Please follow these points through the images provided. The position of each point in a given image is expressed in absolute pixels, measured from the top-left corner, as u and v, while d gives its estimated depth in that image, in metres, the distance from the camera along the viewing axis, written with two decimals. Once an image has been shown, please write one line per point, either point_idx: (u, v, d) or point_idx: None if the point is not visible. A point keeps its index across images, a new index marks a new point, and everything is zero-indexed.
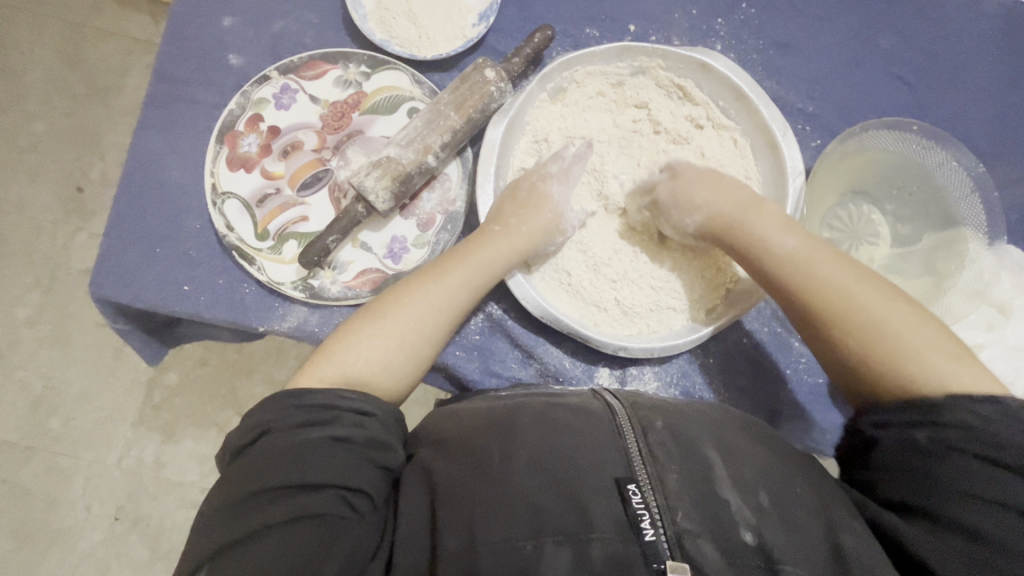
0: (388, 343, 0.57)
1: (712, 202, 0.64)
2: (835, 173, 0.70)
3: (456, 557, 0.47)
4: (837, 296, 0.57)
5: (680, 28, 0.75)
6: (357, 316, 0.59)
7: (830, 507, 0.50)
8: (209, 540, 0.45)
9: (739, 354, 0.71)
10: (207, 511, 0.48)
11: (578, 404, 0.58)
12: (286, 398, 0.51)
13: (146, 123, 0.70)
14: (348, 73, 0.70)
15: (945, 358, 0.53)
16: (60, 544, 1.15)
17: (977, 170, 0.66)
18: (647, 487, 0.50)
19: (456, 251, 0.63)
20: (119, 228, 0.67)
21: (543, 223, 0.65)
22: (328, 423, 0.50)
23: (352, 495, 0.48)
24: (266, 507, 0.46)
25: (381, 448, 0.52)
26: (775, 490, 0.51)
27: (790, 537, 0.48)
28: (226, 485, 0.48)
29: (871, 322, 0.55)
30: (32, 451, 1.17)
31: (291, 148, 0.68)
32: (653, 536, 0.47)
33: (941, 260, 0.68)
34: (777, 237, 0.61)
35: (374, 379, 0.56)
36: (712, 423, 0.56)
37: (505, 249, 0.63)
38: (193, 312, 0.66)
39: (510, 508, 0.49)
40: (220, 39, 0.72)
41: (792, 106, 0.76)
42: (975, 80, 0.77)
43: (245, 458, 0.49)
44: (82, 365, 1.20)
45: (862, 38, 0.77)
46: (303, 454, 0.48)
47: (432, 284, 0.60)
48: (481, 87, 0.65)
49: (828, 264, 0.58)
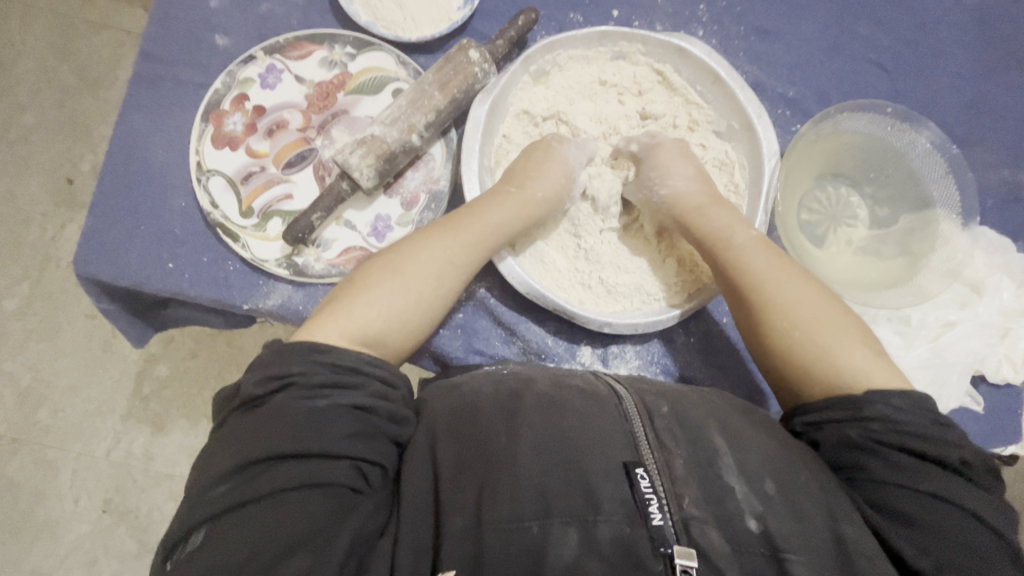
0: (406, 302, 0.58)
1: (683, 183, 0.67)
2: (811, 155, 0.71)
3: (462, 535, 0.48)
4: (790, 304, 0.59)
5: (663, 15, 0.76)
6: (374, 268, 0.59)
7: (831, 499, 0.49)
8: (224, 495, 0.46)
9: (718, 333, 0.72)
10: (215, 468, 0.47)
11: (585, 387, 0.58)
12: (311, 351, 0.52)
13: (131, 103, 0.70)
14: (333, 54, 0.70)
15: (862, 349, 0.56)
16: (48, 536, 1.15)
17: (951, 153, 0.68)
18: (655, 472, 0.50)
19: (471, 207, 0.64)
20: (104, 207, 0.67)
21: (554, 189, 0.66)
22: (351, 389, 0.51)
23: (365, 466, 0.49)
24: (279, 470, 0.46)
25: (394, 421, 0.53)
26: (781, 479, 0.50)
27: (795, 525, 0.48)
28: (233, 442, 0.48)
29: (814, 318, 0.58)
30: (21, 443, 1.17)
31: (276, 127, 0.69)
32: (661, 521, 0.47)
33: (914, 241, 0.69)
34: (736, 231, 0.64)
35: (394, 336, 0.57)
36: (716, 409, 0.57)
37: (522, 206, 0.64)
38: (177, 288, 0.67)
39: (518, 488, 0.49)
40: (206, 21, 0.72)
41: (772, 91, 0.77)
42: (950, 67, 0.79)
43: (261, 413, 0.49)
44: (71, 356, 1.20)
45: (840, 25, 0.78)
46: (321, 418, 0.48)
47: (451, 241, 0.61)
48: (465, 67, 0.66)
49: (797, 288, 0.60)
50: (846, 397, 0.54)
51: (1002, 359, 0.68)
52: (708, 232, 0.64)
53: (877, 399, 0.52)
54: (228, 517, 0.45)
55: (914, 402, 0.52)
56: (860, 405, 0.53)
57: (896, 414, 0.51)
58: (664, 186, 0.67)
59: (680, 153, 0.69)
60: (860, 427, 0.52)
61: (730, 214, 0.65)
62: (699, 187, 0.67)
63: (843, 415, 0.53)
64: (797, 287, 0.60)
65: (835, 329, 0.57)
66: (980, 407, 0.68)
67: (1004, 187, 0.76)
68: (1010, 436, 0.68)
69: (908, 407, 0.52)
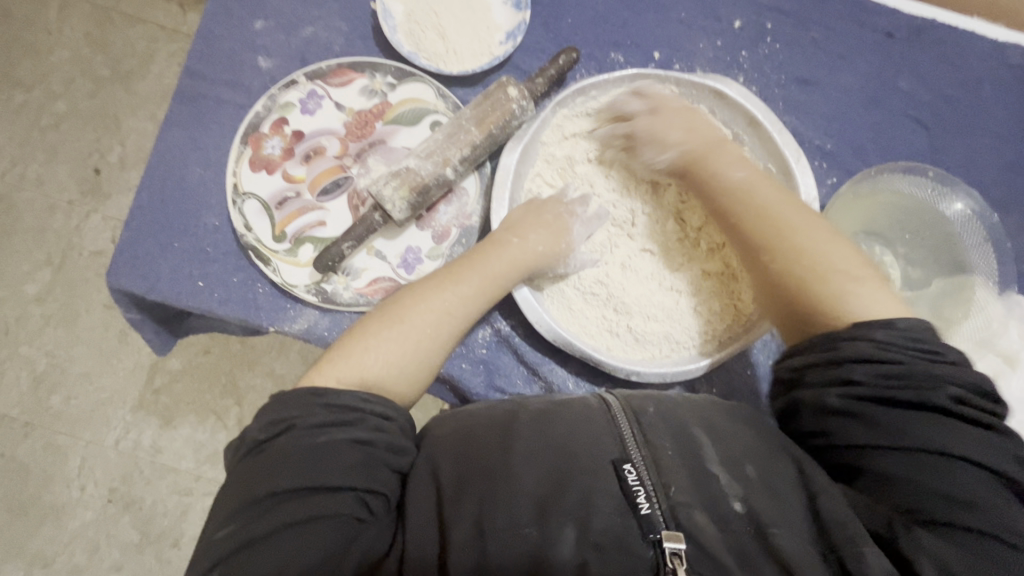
0: (404, 348, 0.57)
1: (684, 140, 0.67)
2: (849, 211, 0.71)
3: (465, 545, 0.48)
4: (793, 250, 0.59)
5: (704, 58, 0.76)
6: (375, 316, 0.59)
7: (811, 474, 0.49)
8: (229, 538, 0.46)
9: (742, 386, 0.71)
10: (224, 509, 0.47)
11: (575, 402, 0.56)
12: (310, 395, 0.51)
13: (172, 118, 0.71)
14: (374, 83, 0.71)
15: (875, 295, 0.55)
16: (52, 521, 1.16)
17: (990, 220, 0.69)
18: (641, 467, 0.50)
19: (468, 257, 0.64)
20: (139, 219, 0.68)
21: (553, 236, 0.66)
22: (350, 424, 0.50)
23: (369, 496, 0.49)
24: (288, 506, 0.46)
25: (396, 452, 0.52)
26: (763, 463, 0.51)
27: (774, 502, 0.48)
28: (238, 485, 0.48)
29: (815, 254, 0.58)
30: (33, 427, 1.18)
31: (313, 153, 0.69)
32: (649, 510, 0.48)
33: (948, 307, 0.68)
34: (730, 169, 0.65)
35: (389, 385, 0.56)
36: (703, 410, 0.56)
37: (519, 262, 0.64)
38: (207, 307, 0.67)
39: (515, 499, 0.49)
40: (250, 41, 0.73)
41: (810, 142, 0.76)
42: (991, 129, 0.78)
43: (262, 456, 0.48)
44: (86, 345, 1.22)
45: (882, 78, 0.78)
46: (321, 455, 0.48)
47: (449, 290, 0.61)
48: (504, 104, 0.66)
49: (811, 235, 0.59)
50: (826, 338, 0.53)
51: None
52: (706, 177, 0.66)
53: (854, 338, 0.51)
54: (236, 558, 0.45)
55: (896, 334, 0.51)
56: (836, 348, 0.51)
57: (871, 355, 0.50)
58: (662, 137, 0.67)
59: (676, 118, 0.68)
60: (835, 382, 0.50)
61: (733, 157, 0.66)
62: (705, 129, 0.68)
63: (820, 367, 0.52)
64: (807, 224, 0.60)
65: (840, 278, 0.56)
66: None
67: None
68: None
69: (891, 341, 0.50)
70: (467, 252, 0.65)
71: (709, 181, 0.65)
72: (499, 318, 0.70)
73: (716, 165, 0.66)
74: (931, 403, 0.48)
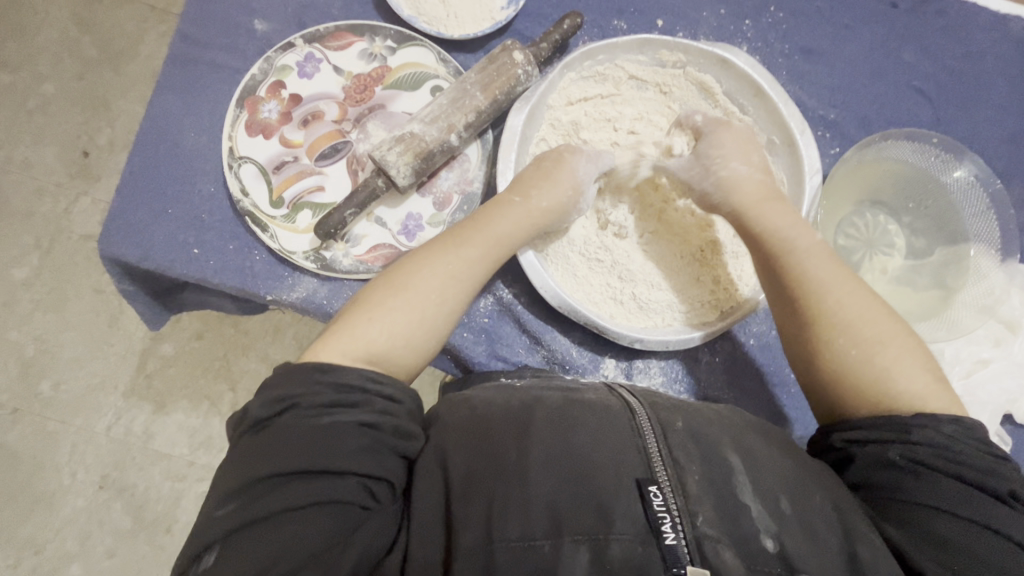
0: (410, 317, 0.56)
1: (740, 171, 0.64)
2: (851, 180, 0.70)
3: (472, 552, 0.46)
4: (850, 321, 0.57)
5: (707, 27, 0.75)
6: (378, 287, 0.57)
7: (850, 519, 0.49)
8: (229, 516, 0.45)
9: (745, 355, 0.71)
10: (224, 488, 0.46)
11: (596, 400, 0.56)
12: (311, 372, 0.50)
13: (165, 83, 0.69)
14: (374, 47, 0.69)
15: (919, 372, 0.55)
16: (42, 508, 1.14)
17: (994, 188, 0.67)
18: (668, 490, 0.49)
19: (468, 222, 0.62)
20: (131, 186, 0.66)
21: (558, 190, 0.64)
22: (354, 407, 0.49)
23: (374, 483, 0.48)
24: (287, 489, 0.45)
25: (402, 436, 0.50)
26: (796, 495, 0.50)
27: (812, 548, 0.47)
28: (238, 463, 0.47)
29: (875, 336, 0.56)
30: (22, 413, 1.16)
31: (311, 118, 0.68)
32: (674, 541, 0.46)
33: (950, 275, 0.69)
34: (795, 232, 0.61)
35: (396, 354, 0.55)
36: (732, 426, 0.56)
37: (525, 223, 0.63)
38: (202, 275, 0.66)
39: (529, 508, 0.48)
40: (245, 4, 0.71)
41: (813, 112, 0.76)
42: (994, 100, 0.77)
43: (264, 436, 0.47)
44: (77, 329, 1.19)
45: (887, 48, 0.77)
46: (323, 437, 0.46)
47: (454, 256, 0.59)
48: (508, 69, 0.65)
49: (869, 312, 0.57)
50: (890, 418, 0.53)
51: None
52: (763, 228, 0.62)
53: (925, 423, 0.51)
54: (237, 536, 0.44)
55: (963, 430, 0.51)
56: (905, 427, 0.51)
57: (941, 437, 0.50)
58: (715, 173, 0.65)
59: (727, 135, 0.66)
60: (898, 445, 0.51)
61: (792, 216, 0.62)
62: (755, 181, 0.64)
63: (884, 434, 0.52)
64: (859, 299, 0.58)
65: (896, 349, 0.56)
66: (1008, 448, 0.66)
67: None
68: None
69: (956, 434, 0.51)
70: (470, 214, 0.63)
71: (767, 232, 0.61)
72: (501, 287, 0.69)
73: (772, 223, 0.62)
74: (993, 489, 0.49)
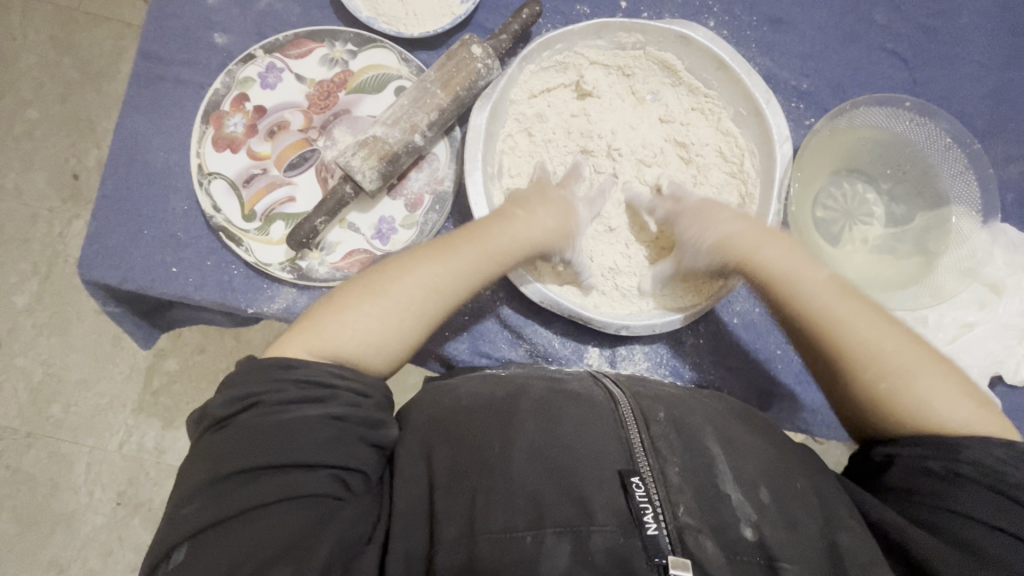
0: (384, 324, 0.55)
1: (736, 225, 0.62)
2: (825, 151, 0.69)
3: (455, 543, 0.46)
4: (875, 355, 0.55)
5: (673, 4, 0.74)
6: (355, 286, 0.57)
7: (831, 506, 0.50)
8: (199, 513, 0.44)
9: (729, 334, 0.71)
10: (189, 487, 0.46)
11: (580, 390, 0.57)
12: (273, 369, 0.50)
13: (131, 104, 0.69)
14: (334, 52, 0.69)
15: (961, 403, 0.53)
16: (64, 527, 1.17)
17: (972, 148, 0.66)
18: (650, 482, 0.48)
19: (460, 232, 0.61)
20: (106, 209, 0.67)
21: (561, 216, 0.64)
22: (323, 400, 0.49)
23: (347, 475, 0.48)
24: (255, 484, 0.45)
25: (371, 427, 0.51)
26: (776, 486, 0.50)
27: (790, 534, 0.48)
28: (205, 460, 0.47)
29: (899, 344, 0.55)
30: (35, 437, 1.18)
31: (277, 128, 0.68)
32: (655, 531, 0.46)
33: (932, 238, 0.68)
34: (806, 268, 0.59)
35: (366, 359, 0.54)
36: (709, 415, 0.56)
37: (520, 237, 0.61)
38: (182, 293, 0.66)
39: (509, 498, 0.48)
40: (205, 19, 0.71)
41: (786, 83, 0.74)
42: (972, 56, 0.76)
43: (230, 431, 0.47)
44: (81, 351, 1.21)
45: (858, 12, 0.76)
46: (294, 430, 0.47)
47: (440, 266, 0.58)
48: (467, 64, 0.64)
49: (909, 351, 0.55)
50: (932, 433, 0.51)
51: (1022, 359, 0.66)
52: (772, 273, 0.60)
53: (975, 442, 0.49)
54: (208, 534, 0.44)
55: (1016, 451, 0.48)
56: (954, 444, 0.49)
57: (995, 458, 0.48)
58: (714, 220, 0.63)
59: (710, 206, 0.64)
60: (941, 458, 0.49)
61: (797, 256, 0.61)
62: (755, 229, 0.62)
63: (925, 447, 0.51)
64: (882, 332, 0.56)
65: (927, 382, 0.54)
66: (997, 410, 0.66)
67: None
68: None
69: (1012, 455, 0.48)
70: (471, 225, 0.61)
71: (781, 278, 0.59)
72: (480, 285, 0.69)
73: (776, 267, 0.60)
74: None
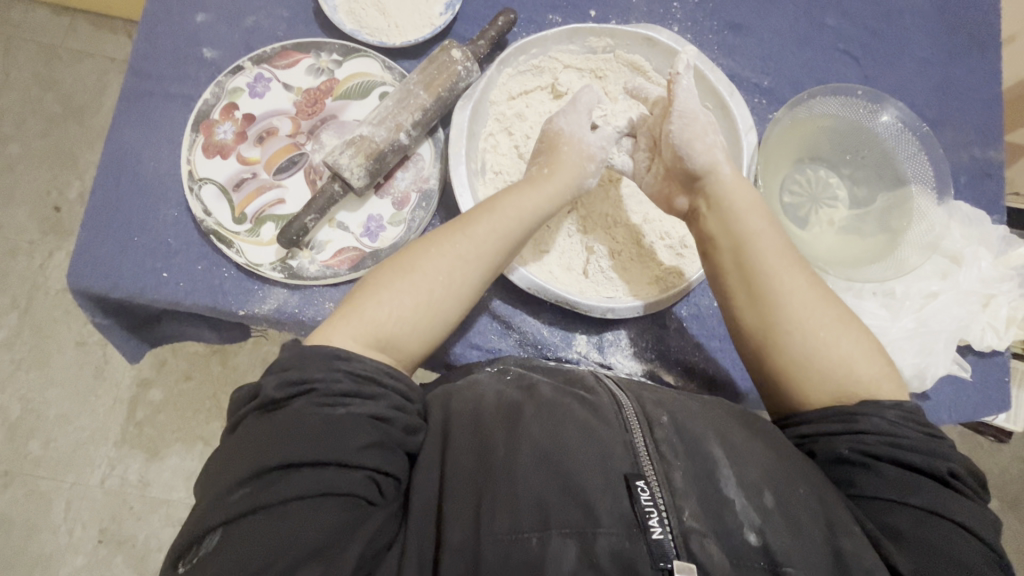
0: (416, 300, 0.57)
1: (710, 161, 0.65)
2: (786, 140, 0.74)
3: (463, 548, 0.48)
4: (798, 311, 0.59)
5: (638, 13, 0.79)
6: (385, 270, 0.59)
7: (832, 511, 0.49)
8: (245, 497, 0.45)
9: (711, 317, 0.73)
10: (232, 472, 0.46)
11: (588, 396, 0.56)
12: (331, 359, 0.51)
13: (121, 119, 0.71)
14: (320, 62, 0.72)
15: (874, 363, 0.58)
16: (40, 571, 1.12)
17: (921, 131, 0.72)
18: (654, 484, 0.49)
19: (481, 206, 0.63)
20: (96, 220, 0.68)
21: (579, 162, 0.66)
22: (368, 400, 0.50)
23: (381, 479, 0.49)
24: (291, 479, 0.45)
25: (410, 432, 0.53)
26: (780, 488, 0.50)
27: (793, 538, 0.47)
28: (249, 446, 0.47)
29: (836, 320, 0.59)
30: (11, 476, 1.15)
31: (266, 134, 0.70)
32: (660, 534, 0.46)
33: (895, 218, 0.72)
34: (754, 218, 0.63)
35: (405, 337, 0.56)
36: (713, 418, 0.56)
37: (534, 192, 0.64)
38: (173, 299, 0.67)
39: (518, 504, 0.48)
40: (193, 36, 0.74)
41: (748, 81, 0.79)
42: (916, 52, 0.82)
43: (278, 417, 0.48)
44: (61, 385, 1.19)
45: (809, 17, 0.82)
46: (335, 429, 0.47)
47: (460, 236, 0.60)
48: (448, 66, 0.67)
49: (830, 311, 0.59)
50: (839, 408, 0.55)
51: (985, 326, 0.70)
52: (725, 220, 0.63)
53: (873, 412, 0.54)
54: (242, 522, 0.44)
55: (904, 414, 0.54)
56: (853, 416, 0.54)
57: (890, 427, 0.53)
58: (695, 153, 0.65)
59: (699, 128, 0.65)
60: (847, 437, 0.54)
61: (747, 203, 0.64)
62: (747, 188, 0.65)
63: (832, 426, 0.55)
64: (806, 288, 0.60)
65: (850, 343, 0.58)
66: (968, 372, 0.70)
67: (976, 165, 0.80)
68: (996, 403, 0.71)
69: (898, 420, 0.54)
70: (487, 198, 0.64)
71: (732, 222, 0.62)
72: None
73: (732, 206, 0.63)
74: (939, 473, 0.51)
